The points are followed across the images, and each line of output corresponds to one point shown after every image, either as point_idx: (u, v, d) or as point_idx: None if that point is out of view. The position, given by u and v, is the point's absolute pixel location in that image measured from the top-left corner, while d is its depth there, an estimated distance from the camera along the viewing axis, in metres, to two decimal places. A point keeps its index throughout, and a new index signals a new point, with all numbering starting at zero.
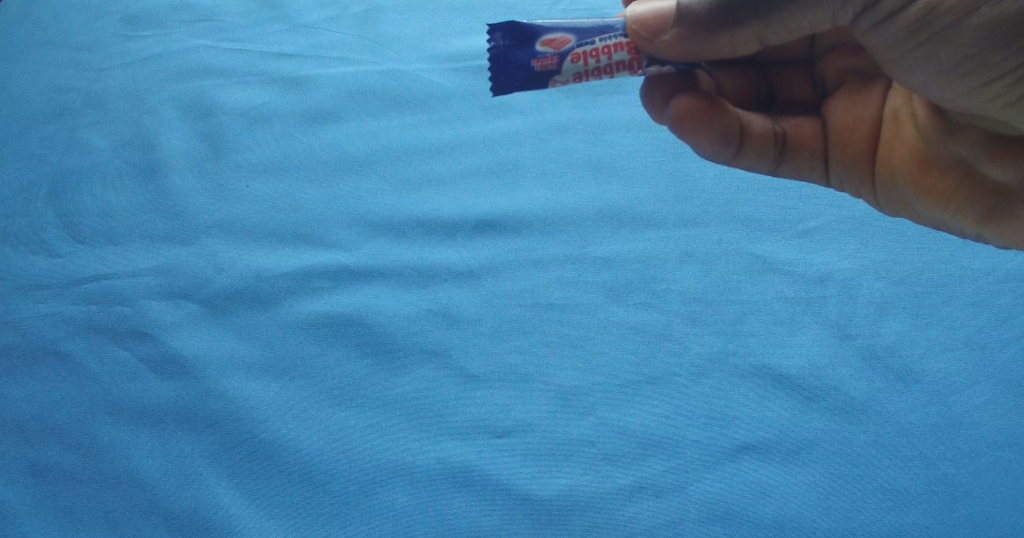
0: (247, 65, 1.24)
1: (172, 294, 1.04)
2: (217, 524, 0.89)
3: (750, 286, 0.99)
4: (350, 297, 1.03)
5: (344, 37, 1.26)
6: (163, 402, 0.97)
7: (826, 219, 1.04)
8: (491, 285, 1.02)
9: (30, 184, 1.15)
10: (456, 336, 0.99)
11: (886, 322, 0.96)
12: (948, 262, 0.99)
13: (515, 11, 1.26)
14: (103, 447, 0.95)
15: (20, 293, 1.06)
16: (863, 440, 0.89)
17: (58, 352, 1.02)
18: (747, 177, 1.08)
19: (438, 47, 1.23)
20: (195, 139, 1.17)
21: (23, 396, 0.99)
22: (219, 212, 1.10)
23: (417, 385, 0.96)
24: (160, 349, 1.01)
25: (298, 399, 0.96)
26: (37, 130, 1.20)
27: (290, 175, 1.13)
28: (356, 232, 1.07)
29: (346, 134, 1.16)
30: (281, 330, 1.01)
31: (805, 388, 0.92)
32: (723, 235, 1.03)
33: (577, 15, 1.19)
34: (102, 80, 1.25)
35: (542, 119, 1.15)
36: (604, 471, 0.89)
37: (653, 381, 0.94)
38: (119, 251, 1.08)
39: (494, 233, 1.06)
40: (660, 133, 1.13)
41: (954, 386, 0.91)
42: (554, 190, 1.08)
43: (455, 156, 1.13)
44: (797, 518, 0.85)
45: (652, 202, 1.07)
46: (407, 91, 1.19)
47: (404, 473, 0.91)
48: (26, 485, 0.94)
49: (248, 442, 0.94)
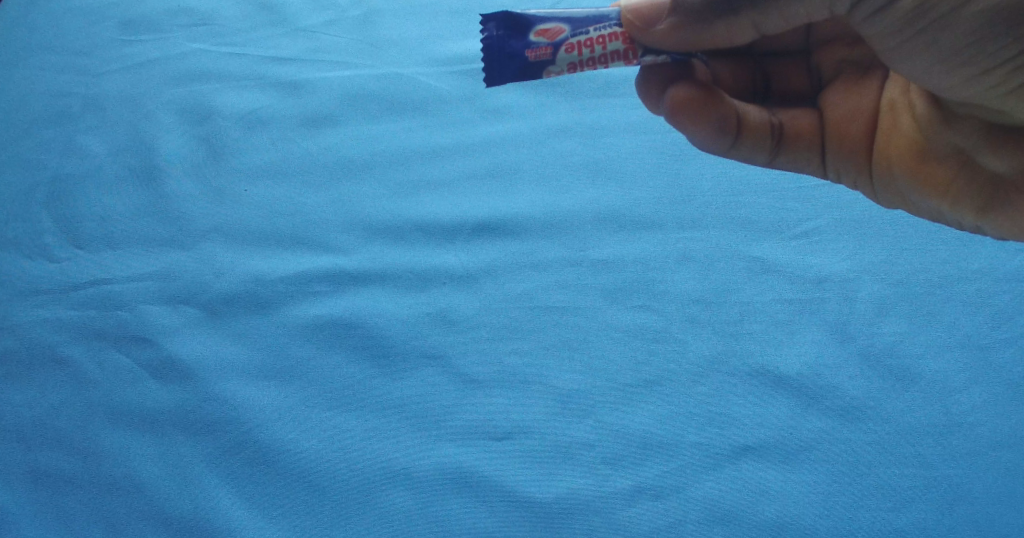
0: (245, 69, 1.24)
1: (171, 298, 1.03)
2: (217, 529, 0.90)
3: (750, 288, 0.99)
4: (350, 301, 1.03)
5: (342, 40, 1.26)
6: (163, 406, 0.97)
7: (825, 219, 1.04)
8: (491, 287, 1.03)
9: (28, 188, 1.14)
10: (455, 338, 0.99)
11: (885, 322, 0.96)
12: (948, 262, 1.00)
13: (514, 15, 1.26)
14: (103, 452, 0.94)
15: (19, 298, 1.05)
16: (862, 440, 0.90)
17: (57, 355, 1.01)
18: (745, 178, 1.08)
19: (437, 50, 1.23)
20: (193, 143, 1.17)
21: (22, 401, 0.98)
22: (218, 216, 1.09)
23: (417, 388, 0.97)
24: (160, 352, 1.00)
25: (299, 404, 0.96)
26: (35, 135, 1.20)
27: (289, 178, 1.12)
28: (356, 235, 1.08)
29: (344, 137, 1.15)
30: (281, 335, 1.01)
31: (804, 388, 0.93)
32: (722, 237, 1.04)
33: None
34: (99, 84, 1.24)
35: (541, 121, 1.15)
36: (605, 473, 0.90)
37: (652, 383, 0.95)
38: (118, 254, 1.07)
39: (494, 237, 1.06)
40: (659, 134, 1.13)
41: (953, 386, 0.92)
42: (554, 193, 1.08)
43: (455, 159, 1.13)
44: (797, 519, 0.86)
45: (651, 205, 1.07)
46: (406, 95, 1.18)
47: (404, 476, 0.91)
48: (26, 491, 0.93)
49: (248, 447, 0.94)
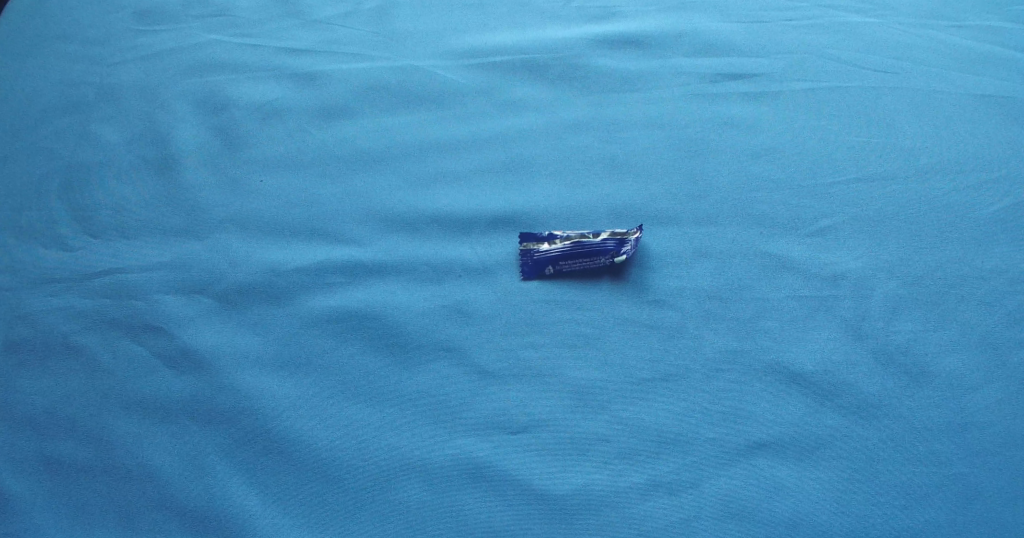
0: (261, 61, 1.21)
1: (186, 288, 1.01)
2: (232, 522, 0.88)
3: (764, 285, 0.97)
4: (366, 292, 1.00)
5: (358, 33, 1.22)
6: (177, 396, 0.95)
7: (841, 218, 1.01)
8: (506, 282, 1.00)
9: (42, 177, 1.11)
10: (470, 332, 0.97)
11: (900, 321, 0.95)
12: (964, 263, 0.98)
13: (530, 9, 1.23)
14: (118, 443, 0.93)
15: (32, 286, 1.02)
16: (877, 437, 0.89)
17: (70, 345, 0.98)
18: (763, 179, 1.05)
19: (452, 43, 1.20)
20: (208, 133, 1.14)
21: (36, 389, 0.96)
22: (233, 207, 1.07)
23: (433, 380, 0.94)
24: (174, 343, 0.98)
25: (312, 394, 0.94)
26: (47, 124, 1.16)
27: (305, 170, 1.10)
28: (372, 227, 1.04)
29: (361, 129, 1.13)
30: (296, 324, 0.99)
31: (821, 386, 0.92)
32: (737, 233, 1.01)
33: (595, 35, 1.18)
34: (115, 74, 1.20)
35: (556, 117, 1.11)
36: (620, 468, 0.89)
37: (668, 378, 0.93)
38: (134, 246, 1.05)
39: (510, 231, 1.03)
40: (677, 131, 1.09)
41: (967, 385, 0.91)
42: (569, 187, 1.05)
43: (471, 152, 1.09)
44: (810, 518, 0.85)
45: (667, 201, 1.03)
46: (421, 88, 1.15)
47: (418, 469, 0.89)
48: (39, 479, 0.91)
49: (262, 438, 0.92)
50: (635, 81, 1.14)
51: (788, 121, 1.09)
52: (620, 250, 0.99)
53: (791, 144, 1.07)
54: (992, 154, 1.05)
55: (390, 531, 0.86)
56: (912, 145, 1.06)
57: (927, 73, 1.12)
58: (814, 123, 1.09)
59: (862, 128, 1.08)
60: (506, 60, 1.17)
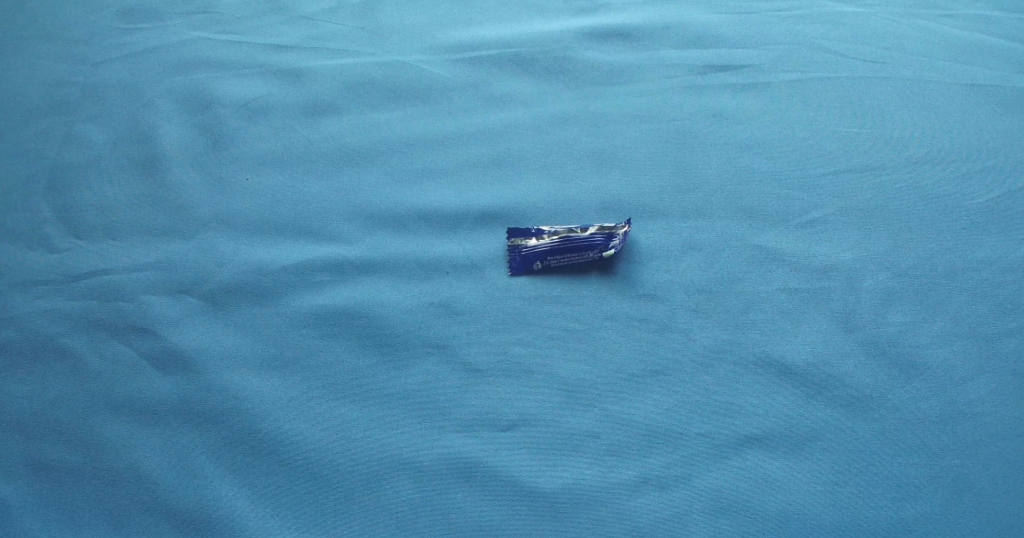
0: (245, 57, 1.19)
1: (173, 288, 1.01)
2: (223, 524, 0.88)
3: (753, 278, 0.97)
4: (354, 291, 0.99)
5: (343, 28, 1.20)
6: (164, 397, 0.94)
7: (830, 209, 1.01)
8: (495, 277, 0.99)
9: (27, 178, 1.10)
10: (459, 329, 0.96)
11: (890, 313, 0.94)
12: (953, 253, 0.98)
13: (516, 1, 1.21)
14: (106, 446, 0.92)
15: (18, 289, 1.01)
16: (867, 430, 0.89)
17: (57, 347, 0.98)
18: (752, 170, 1.04)
19: (438, 37, 1.18)
20: (193, 132, 1.13)
21: (24, 392, 0.95)
22: (220, 206, 1.06)
23: (422, 378, 0.93)
24: (161, 344, 0.97)
25: (301, 393, 0.94)
26: (32, 124, 1.14)
27: (292, 167, 1.09)
28: (358, 224, 1.04)
29: (347, 125, 1.12)
30: (282, 323, 0.98)
31: (812, 380, 0.91)
32: (725, 226, 1.00)
33: (584, 28, 1.17)
34: (100, 73, 1.19)
35: (543, 111, 1.11)
36: (610, 463, 0.88)
37: (657, 374, 0.92)
38: (121, 246, 1.04)
39: (497, 226, 1.02)
40: (665, 124, 1.08)
41: (958, 376, 0.91)
42: (557, 182, 1.05)
43: (458, 147, 1.09)
44: (801, 512, 0.86)
45: (655, 194, 1.03)
46: (406, 84, 1.14)
47: (407, 467, 0.89)
48: (28, 483, 0.91)
49: (251, 438, 0.92)
50: (623, 74, 1.13)
51: (779, 113, 1.08)
52: (608, 245, 0.98)
53: (780, 137, 1.06)
54: (981, 144, 1.04)
55: (380, 530, 0.87)
56: (901, 135, 1.06)
57: (916, 63, 1.11)
58: (803, 113, 1.08)
59: (851, 120, 1.07)
60: (493, 54, 1.16)
